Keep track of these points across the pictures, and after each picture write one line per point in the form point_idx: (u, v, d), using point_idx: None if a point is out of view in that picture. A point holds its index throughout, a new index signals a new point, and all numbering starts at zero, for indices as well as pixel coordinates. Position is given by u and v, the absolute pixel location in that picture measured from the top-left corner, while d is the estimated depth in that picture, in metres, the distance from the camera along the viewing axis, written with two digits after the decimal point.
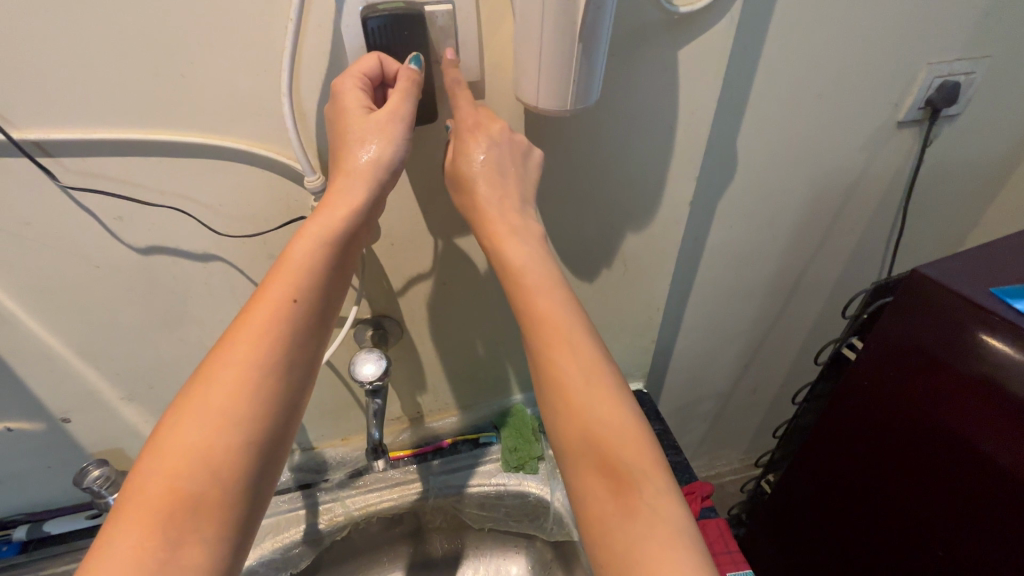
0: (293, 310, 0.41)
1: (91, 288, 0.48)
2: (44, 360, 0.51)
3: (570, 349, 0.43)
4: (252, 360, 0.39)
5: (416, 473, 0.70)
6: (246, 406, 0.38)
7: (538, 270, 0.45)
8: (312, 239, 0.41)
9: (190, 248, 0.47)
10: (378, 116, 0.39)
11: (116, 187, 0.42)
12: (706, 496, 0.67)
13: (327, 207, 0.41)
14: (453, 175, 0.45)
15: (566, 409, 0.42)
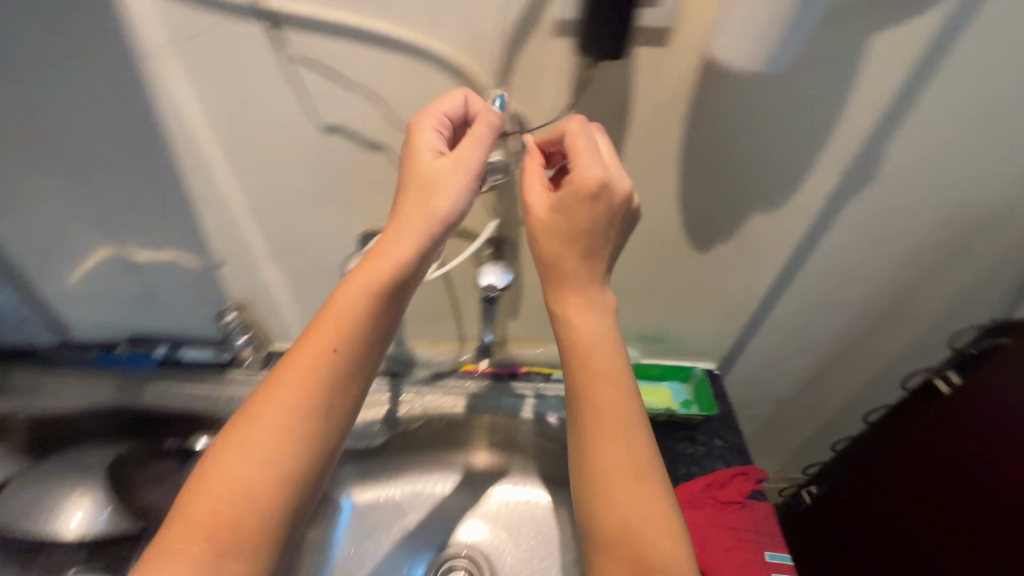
0: (339, 346, 0.45)
1: (275, 154, 0.54)
2: (220, 207, 0.59)
3: (619, 437, 0.46)
4: (298, 394, 0.43)
5: (489, 389, 0.77)
6: (286, 442, 0.42)
7: (604, 356, 0.49)
8: (367, 283, 0.45)
9: (366, 135, 0.52)
10: (447, 160, 0.45)
11: (322, 66, 0.47)
12: (759, 480, 0.69)
13: (386, 251, 0.46)
14: (542, 224, 0.49)
15: (605, 494, 0.45)
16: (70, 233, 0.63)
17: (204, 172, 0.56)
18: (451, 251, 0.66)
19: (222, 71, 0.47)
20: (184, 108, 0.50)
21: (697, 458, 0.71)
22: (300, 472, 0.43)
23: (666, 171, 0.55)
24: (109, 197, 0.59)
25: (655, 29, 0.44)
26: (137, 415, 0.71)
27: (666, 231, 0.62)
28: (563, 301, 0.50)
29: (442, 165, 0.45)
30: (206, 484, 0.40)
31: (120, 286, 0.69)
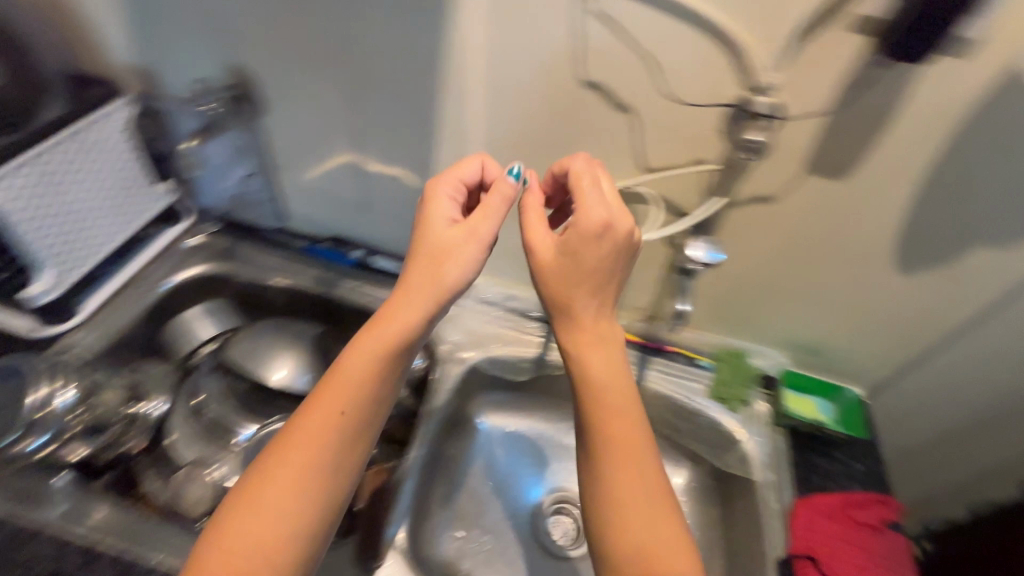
0: (354, 392, 0.49)
1: (529, 98, 0.60)
2: (459, 136, 0.66)
3: (633, 467, 0.49)
4: (310, 442, 0.48)
5: (635, 359, 0.81)
6: (303, 479, 0.47)
7: (609, 391, 0.52)
8: (386, 336, 0.51)
9: (620, 95, 0.56)
10: (461, 231, 0.54)
11: (609, 26, 0.51)
12: (897, 512, 0.67)
13: (398, 312, 0.51)
14: (557, 267, 0.53)
15: (618, 518, 0.48)
16: (322, 135, 0.72)
17: (460, 103, 0.62)
18: (644, 219, 0.66)
19: (517, 17, 0.53)
20: (469, 44, 0.56)
21: (834, 475, 0.72)
22: (315, 506, 0.47)
23: (903, 182, 0.55)
24: (368, 110, 0.67)
25: (962, 39, 0.44)
26: (332, 305, 0.81)
27: (875, 244, 0.61)
28: (577, 346, 0.53)
29: (453, 234, 0.54)
30: (229, 530, 0.44)
31: (343, 190, 0.79)
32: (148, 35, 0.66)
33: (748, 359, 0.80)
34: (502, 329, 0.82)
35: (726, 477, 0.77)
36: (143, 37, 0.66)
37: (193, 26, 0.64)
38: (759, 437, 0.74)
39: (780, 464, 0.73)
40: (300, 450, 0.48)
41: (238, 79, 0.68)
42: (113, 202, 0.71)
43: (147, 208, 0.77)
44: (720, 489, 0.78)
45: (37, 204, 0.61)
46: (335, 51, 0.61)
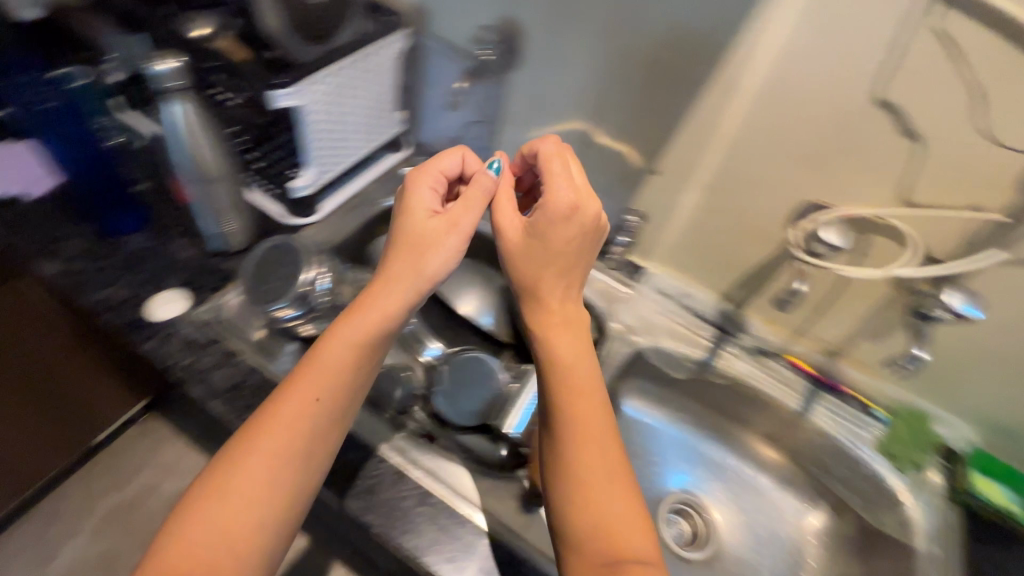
0: (334, 375, 0.49)
1: (804, 104, 0.59)
2: (706, 128, 0.66)
3: (594, 436, 0.48)
4: (283, 424, 0.47)
5: (804, 390, 0.78)
6: (276, 456, 0.46)
7: (569, 359, 0.52)
8: (365, 321, 0.51)
9: (911, 120, 0.54)
10: (440, 224, 0.54)
11: (936, 47, 0.50)
12: None
13: (378, 299, 0.52)
14: (523, 242, 0.55)
15: (577, 484, 0.47)
16: (564, 100, 0.75)
17: (724, 96, 0.62)
18: (879, 257, 0.64)
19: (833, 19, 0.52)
20: (765, 36, 0.56)
21: (1006, 567, 0.66)
22: (285, 489, 0.46)
23: None
24: (622, 85, 0.69)
25: None
26: None
27: None
28: (544, 327, 0.54)
29: (436, 225, 0.55)
30: (196, 511, 0.44)
31: (559, 152, 0.81)
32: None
33: (932, 424, 0.75)
34: (673, 323, 0.83)
35: (871, 534, 0.72)
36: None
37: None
38: (928, 506, 0.70)
39: (951, 543, 0.68)
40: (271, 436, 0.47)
41: (507, 31, 0.72)
42: (364, 122, 0.78)
43: (384, 131, 0.85)
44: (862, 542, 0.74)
45: (321, 115, 0.69)
46: (619, 21, 0.64)
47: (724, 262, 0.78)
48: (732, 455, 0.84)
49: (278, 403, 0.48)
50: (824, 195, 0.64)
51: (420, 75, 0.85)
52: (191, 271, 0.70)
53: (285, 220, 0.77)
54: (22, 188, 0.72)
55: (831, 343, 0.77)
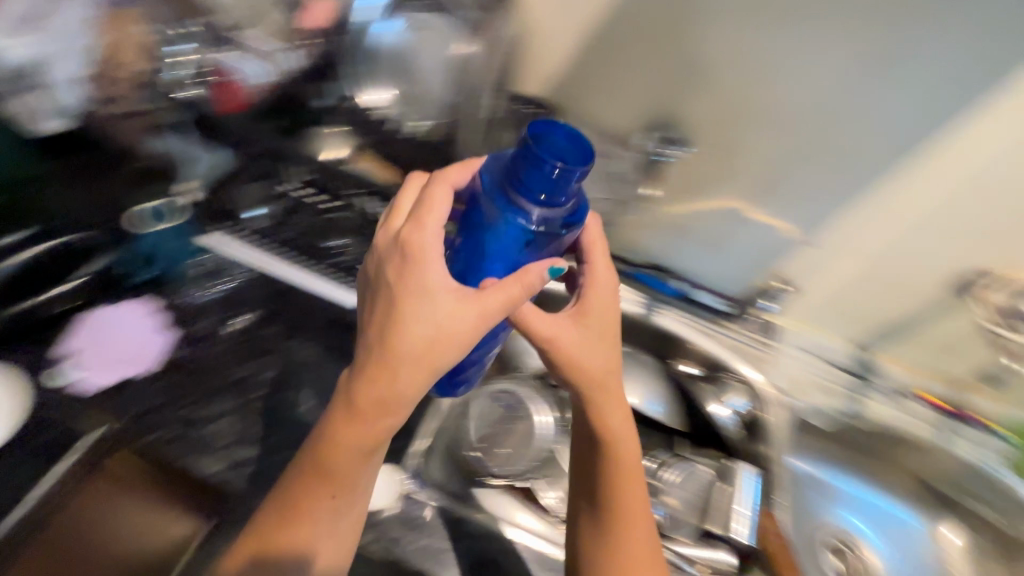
0: (353, 468, 0.46)
1: (1001, 187, 0.62)
2: (890, 206, 0.68)
3: (629, 502, 0.55)
4: (309, 516, 0.47)
5: (941, 423, 0.84)
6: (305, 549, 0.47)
7: (625, 440, 0.55)
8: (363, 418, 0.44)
9: None
10: (461, 310, 0.43)
11: None
12: None
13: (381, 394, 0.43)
14: (563, 326, 0.52)
15: (615, 536, 0.54)
16: (724, 181, 0.74)
17: (918, 180, 0.64)
18: None
19: None
20: (983, 131, 0.59)
21: None
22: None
23: None
24: (801, 166, 0.68)
25: None
26: (659, 337, 0.82)
27: None
28: (593, 397, 0.53)
29: (454, 311, 0.43)
30: None
31: (704, 226, 0.80)
32: (592, 61, 0.69)
33: None
34: (817, 375, 0.86)
35: (1011, 539, 0.83)
36: (582, 62, 0.70)
37: (663, 64, 0.66)
38: None
39: None
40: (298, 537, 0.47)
41: (667, 121, 0.70)
42: None
43: None
44: (1007, 551, 0.84)
45: None
46: (827, 110, 0.62)
47: (861, 316, 0.82)
48: (879, 492, 0.91)
49: (299, 509, 0.47)
50: (984, 261, 0.69)
51: None
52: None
53: None
54: (142, 365, 0.60)
55: (959, 375, 0.85)
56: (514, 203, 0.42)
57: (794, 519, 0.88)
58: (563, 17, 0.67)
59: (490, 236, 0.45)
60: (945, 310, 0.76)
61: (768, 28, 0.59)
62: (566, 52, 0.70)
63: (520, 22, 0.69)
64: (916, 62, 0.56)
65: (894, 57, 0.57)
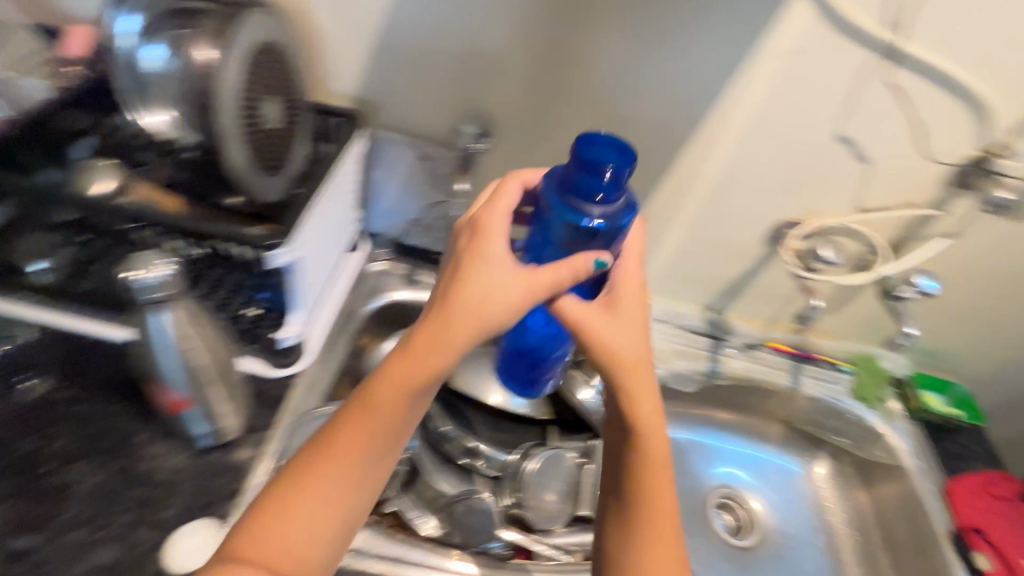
0: (389, 422, 0.45)
1: (780, 144, 0.66)
2: (694, 174, 0.70)
3: (659, 507, 0.49)
4: (332, 476, 0.44)
5: (791, 368, 0.91)
6: (302, 531, 0.43)
7: (649, 429, 0.49)
8: (396, 373, 0.45)
9: (871, 150, 0.65)
10: (509, 277, 0.44)
11: (904, 81, 0.59)
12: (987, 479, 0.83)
13: (417, 353, 0.45)
14: (594, 316, 0.48)
15: (641, 535, 0.49)
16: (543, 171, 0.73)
17: (710, 146, 0.67)
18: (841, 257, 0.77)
19: (808, 78, 0.60)
20: (745, 94, 0.62)
21: (966, 459, 0.86)
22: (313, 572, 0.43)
23: None
24: None
25: None
26: None
27: None
28: (624, 392, 0.49)
29: (508, 280, 0.44)
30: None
31: None
32: (391, 62, 0.65)
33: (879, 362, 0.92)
34: (677, 344, 0.89)
35: (865, 463, 0.91)
36: (381, 63, 0.66)
37: (459, 58, 0.64)
38: (901, 430, 0.87)
39: (924, 452, 0.86)
40: (321, 496, 0.44)
41: (477, 114, 0.69)
42: (333, 244, 0.69)
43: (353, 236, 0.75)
44: (860, 474, 0.92)
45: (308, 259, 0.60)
46: (619, 90, 0.64)
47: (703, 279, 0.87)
48: (751, 442, 0.97)
49: (331, 461, 0.44)
50: (792, 214, 0.73)
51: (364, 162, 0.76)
52: (209, 483, 0.57)
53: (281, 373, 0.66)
54: None
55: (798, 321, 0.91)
56: (568, 202, 0.45)
57: (677, 483, 0.92)
58: (348, 17, 0.62)
59: (550, 229, 0.47)
60: (770, 265, 0.81)
61: (544, 13, 0.59)
62: (360, 55, 0.65)
63: (303, 27, 0.63)
64: (680, 34, 0.58)
65: (658, 32, 0.59)
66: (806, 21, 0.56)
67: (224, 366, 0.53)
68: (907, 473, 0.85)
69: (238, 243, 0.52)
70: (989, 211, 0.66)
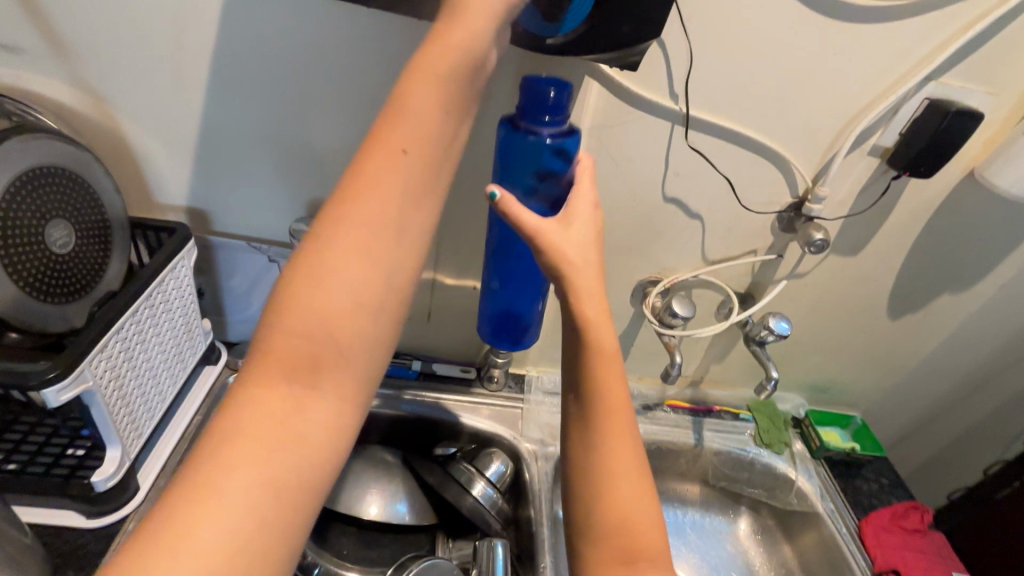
0: (426, 134, 0.34)
1: (615, 211, 0.67)
2: None
3: (616, 402, 0.46)
4: (368, 209, 0.33)
5: (692, 424, 0.88)
6: (341, 293, 0.32)
7: (599, 327, 0.45)
8: (433, 76, 0.34)
9: (696, 207, 0.67)
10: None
11: (704, 145, 0.62)
12: (896, 515, 0.81)
13: (451, 53, 0.34)
14: (550, 229, 0.44)
15: (594, 437, 0.45)
16: None
17: None
18: (705, 308, 0.78)
19: (620, 150, 0.62)
20: None
21: (875, 493, 0.85)
22: (360, 342, 0.33)
23: (887, 257, 0.73)
24: (456, 228, 0.69)
25: (882, 146, 0.63)
26: (404, 423, 0.79)
27: (880, 300, 0.78)
28: (574, 288, 0.44)
29: None
30: (276, 345, 0.32)
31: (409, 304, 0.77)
32: (215, 171, 0.63)
33: (775, 405, 0.92)
34: None
35: (782, 513, 0.88)
36: (206, 173, 0.64)
37: (284, 163, 0.63)
38: (808, 474, 0.86)
39: (833, 493, 0.84)
40: (362, 236, 0.33)
41: (317, 211, 0.67)
42: (163, 362, 0.63)
43: (196, 348, 0.70)
44: (780, 525, 0.89)
45: (115, 386, 0.54)
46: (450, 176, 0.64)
47: None
48: (672, 509, 0.91)
49: (365, 181, 0.33)
50: (648, 273, 0.74)
51: (210, 270, 0.72)
52: None
53: (102, 522, 0.58)
54: None
55: (691, 375, 0.90)
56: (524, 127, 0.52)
57: None
58: (160, 132, 0.60)
59: (507, 151, 0.53)
60: (645, 324, 0.81)
61: (355, 114, 0.59)
62: (184, 167, 0.63)
63: (115, 145, 0.61)
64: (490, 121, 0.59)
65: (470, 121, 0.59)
66: (600, 97, 0.58)
67: None
68: (820, 516, 0.82)
69: (11, 387, 0.45)
70: (813, 251, 0.66)
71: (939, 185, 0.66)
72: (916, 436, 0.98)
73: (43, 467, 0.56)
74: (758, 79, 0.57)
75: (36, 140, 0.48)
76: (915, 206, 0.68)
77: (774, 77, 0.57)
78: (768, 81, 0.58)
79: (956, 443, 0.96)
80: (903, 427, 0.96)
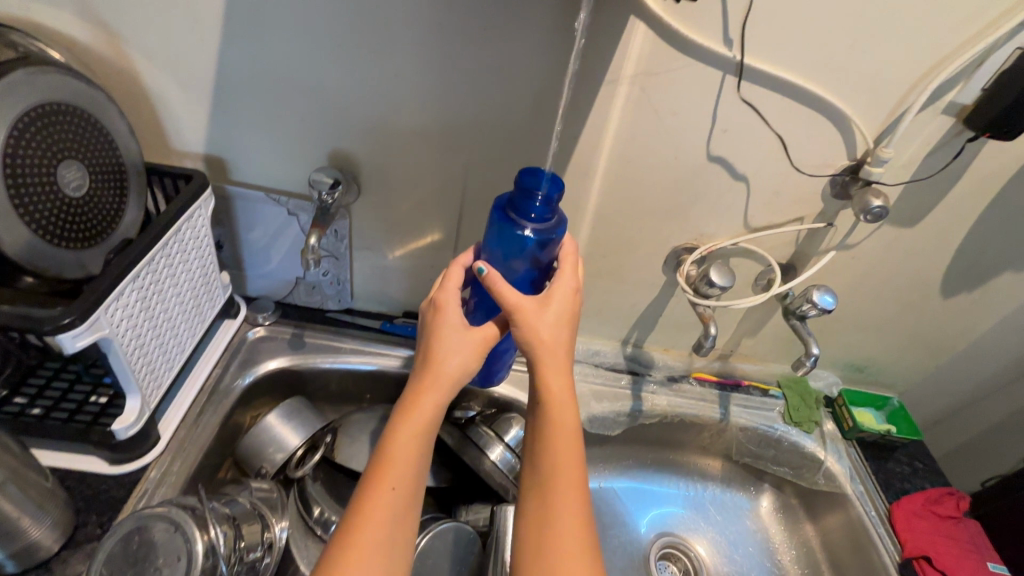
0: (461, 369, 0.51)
1: (654, 170, 0.62)
2: (577, 209, 0.66)
3: (567, 476, 0.47)
4: (422, 421, 0.49)
5: (718, 398, 0.85)
6: (405, 479, 0.48)
7: (562, 408, 0.49)
8: (427, 403, 0.50)
9: (742, 168, 0.62)
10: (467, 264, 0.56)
11: (758, 98, 0.56)
12: (932, 500, 0.77)
13: (432, 393, 0.50)
14: (529, 308, 0.50)
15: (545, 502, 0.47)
16: (419, 216, 0.69)
17: (584, 179, 0.63)
18: (743, 278, 0.73)
19: (665, 102, 0.57)
20: (607, 126, 0.58)
21: (907, 477, 0.82)
22: (411, 510, 0.48)
23: (948, 229, 0.67)
24: (483, 185, 0.65)
25: (959, 104, 0.57)
26: None
27: (935, 275, 0.72)
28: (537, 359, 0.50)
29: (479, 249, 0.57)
30: (358, 522, 0.45)
31: (432, 264, 0.74)
32: (233, 118, 0.60)
33: (807, 382, 0.88)
34: (595, 384, 0.83)
35: (805, 493, 0.86)
36: (223, 120, 0.61)
37: (304, 110, 0.59)
38: (838, 454, 0.83)
39: (863, 475, 0.81)
40: (419, 439, 0.49)
41: (338, 163, 0.64)
42: (181, 315, 0.61)
43: (215, 300, 0.69)
44: (804, 504, 0.86)
45: (133, 336, 0.53)
46: (478, 127, 0.60)
47: (616, 315, 0.80)
48: (692, 482, 0.90)
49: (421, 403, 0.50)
50: (682, 239, 0.70)
51: (229, 223, 0.70)
52: None
53: (125, 469, 0.58)
54: None
55: (721, 348, 0.86)
56: (512, 218, 0.51)
57: (612, 538, 0.82)
58: (175, 74, 0.57)
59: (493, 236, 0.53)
60: (676, 292, 0.77)
61: (379, 57, 0.55)
62: (200, 111, 0.60)
63: (130, 87, 0.58)
64: (524, 67, 0.54)
65: (502, 67, 0.54)
66: (647, 40, 0.52)
67: (13, 473, 0.45)
68: (850, 498, 0.79)
69: (25, 332, 0.44)
70: (869, 220, 0.61)
71: (1021, 148, 0.60)
72: (953, 420, 0.93)
73: (66, 414, 0.56)
74: (827, 22, 0.51)
75: (43, 75, 0.45)
76: (986, 174, 0.62)
77: (846, 21, 0.51)
78: (838, 25, 0.51)
79: (997, 430, 0.91)
80: (940, 411, 0.92)
